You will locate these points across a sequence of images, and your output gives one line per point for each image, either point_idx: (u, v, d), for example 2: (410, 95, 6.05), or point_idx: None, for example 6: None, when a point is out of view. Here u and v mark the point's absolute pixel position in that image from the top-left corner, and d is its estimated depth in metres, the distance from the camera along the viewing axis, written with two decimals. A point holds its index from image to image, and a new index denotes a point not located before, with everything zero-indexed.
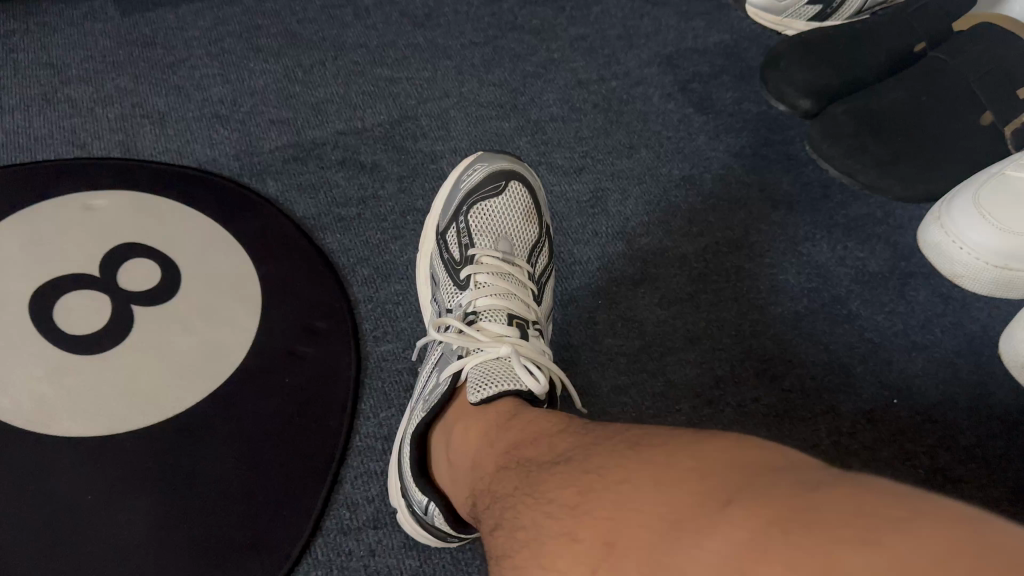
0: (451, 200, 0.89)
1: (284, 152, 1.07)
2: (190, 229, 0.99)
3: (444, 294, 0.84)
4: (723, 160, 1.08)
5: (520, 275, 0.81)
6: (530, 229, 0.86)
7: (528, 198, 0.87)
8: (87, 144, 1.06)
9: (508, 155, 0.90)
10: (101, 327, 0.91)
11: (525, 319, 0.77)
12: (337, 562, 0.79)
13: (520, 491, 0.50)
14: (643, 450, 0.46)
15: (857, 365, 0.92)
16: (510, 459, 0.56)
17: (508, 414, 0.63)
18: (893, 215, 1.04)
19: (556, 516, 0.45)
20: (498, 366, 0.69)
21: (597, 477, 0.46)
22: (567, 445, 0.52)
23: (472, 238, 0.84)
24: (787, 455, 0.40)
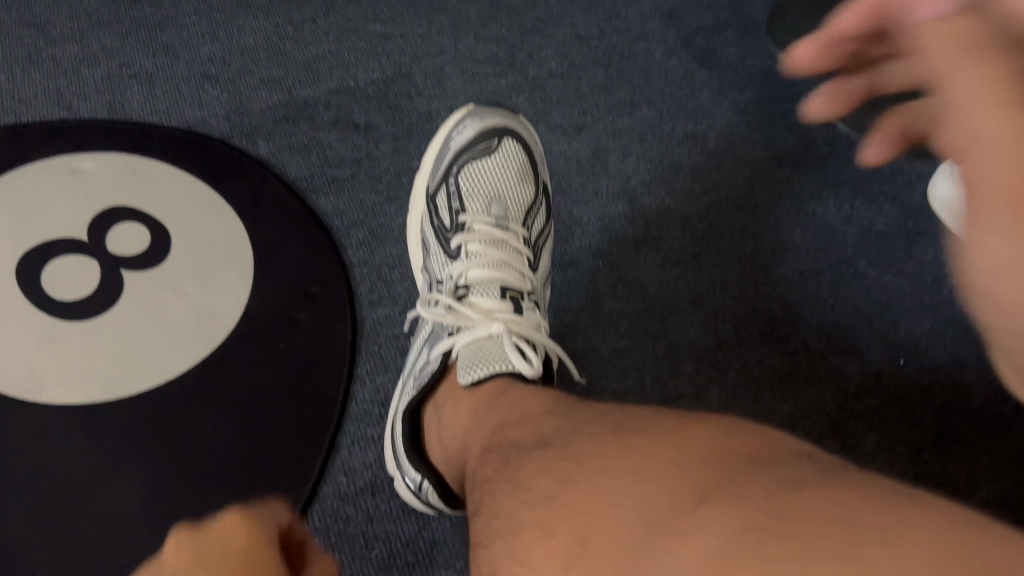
0: (441, 159, 0.85)
1: (275, 112, 1.04)
2: (179, 191, 0.96)
3: (435, 262, 0.81)
4: (727, 116, 1.05)
5: (514, 242, 0.79)
6: (525, 188, 0.83)
7: (521, 155, 0.84)
8: (74, 106, 1.03)
9: (501, 110, 0.86)
10: (90, 293, 0.89)
11: (518, 292, 0.76)
12: (335, 529, 0.78)
13: (500, 475, 0.49)
14: (638, 428, 0.45)
15: (863, 327, 0.90)
16: (495, 441, 0.55)
17: (498, 393, 0.62)
18: (901, 172, 1.01)
19: (533, 506, 0.44)
20: (491, 348, 0.68)
21: (575, 463, 0.45)
22: (551, 427, 0.51)
23: (463, 202, 0.82)
24: (766, 446, 0.40)
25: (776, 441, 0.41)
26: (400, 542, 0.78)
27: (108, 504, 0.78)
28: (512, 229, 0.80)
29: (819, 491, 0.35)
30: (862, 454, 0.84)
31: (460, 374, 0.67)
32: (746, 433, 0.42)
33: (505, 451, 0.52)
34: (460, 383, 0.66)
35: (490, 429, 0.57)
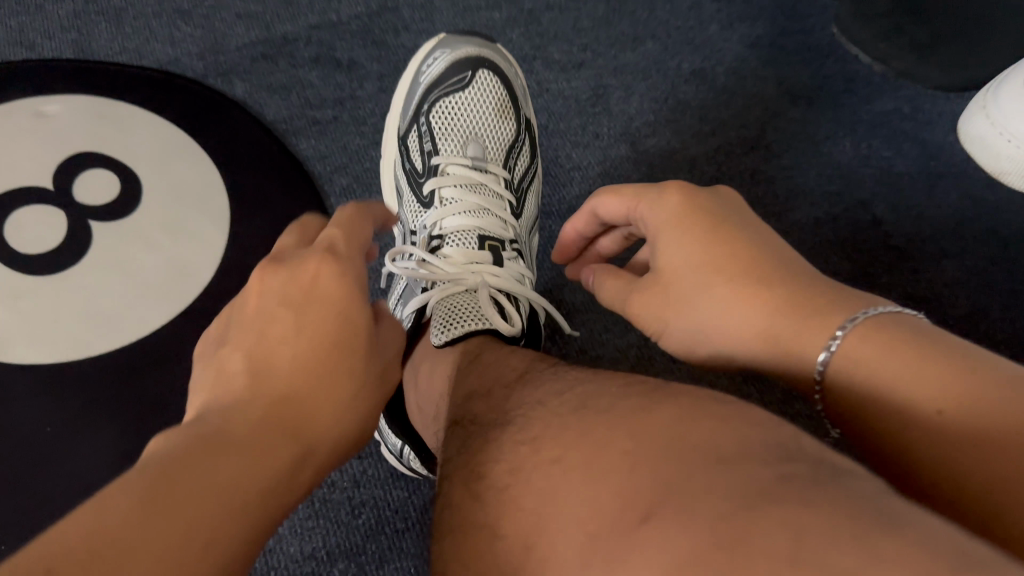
0: (412, 96, 0.78)
1: (252, 49, 0.97)
2: (149, 135, 0.90)
3: (409, 212, 0.76)
4: (737, 51, 0.97)
5: (492, 185, 0.73)
6: (505, 125, 0.77)
7: (498, 88, 0.77)
8: (37, 45, 0.95)
9: (474, 38, 0.79)
10: (55, 245, 0.83)
11: (498, 240, 0.70)
12: (319, 495, 0.71)
13: (459, 458, 0.44)
14: (617, 398, 0.39)
15: (881, 275, 0.85)
16: (463, 414, 0.49)
17: (468, 357, 0.57)
18: (922, 110, 0.93)
19: (486, 499, 0.38)
20: (467, 303, 0.62)
21: (532, 449, 0.38)
22: (517, 401, 0.45)
23: (436, 142, 0.75)
24: (737, 429, 0.31)
25: (764, 417, 0.32)
26: (388, 509, 0.71)
27: (82, 466, 0.74)
28: (490, 170, 0.74)
29: (777, 509, 0.26)
30: None
31: (433, 333, 0.61)
32: (720, 412, 0.33)
33: (470, 429, 0.46)
34: (434, 343, 0.60)
35: (458, 400, 0.52)
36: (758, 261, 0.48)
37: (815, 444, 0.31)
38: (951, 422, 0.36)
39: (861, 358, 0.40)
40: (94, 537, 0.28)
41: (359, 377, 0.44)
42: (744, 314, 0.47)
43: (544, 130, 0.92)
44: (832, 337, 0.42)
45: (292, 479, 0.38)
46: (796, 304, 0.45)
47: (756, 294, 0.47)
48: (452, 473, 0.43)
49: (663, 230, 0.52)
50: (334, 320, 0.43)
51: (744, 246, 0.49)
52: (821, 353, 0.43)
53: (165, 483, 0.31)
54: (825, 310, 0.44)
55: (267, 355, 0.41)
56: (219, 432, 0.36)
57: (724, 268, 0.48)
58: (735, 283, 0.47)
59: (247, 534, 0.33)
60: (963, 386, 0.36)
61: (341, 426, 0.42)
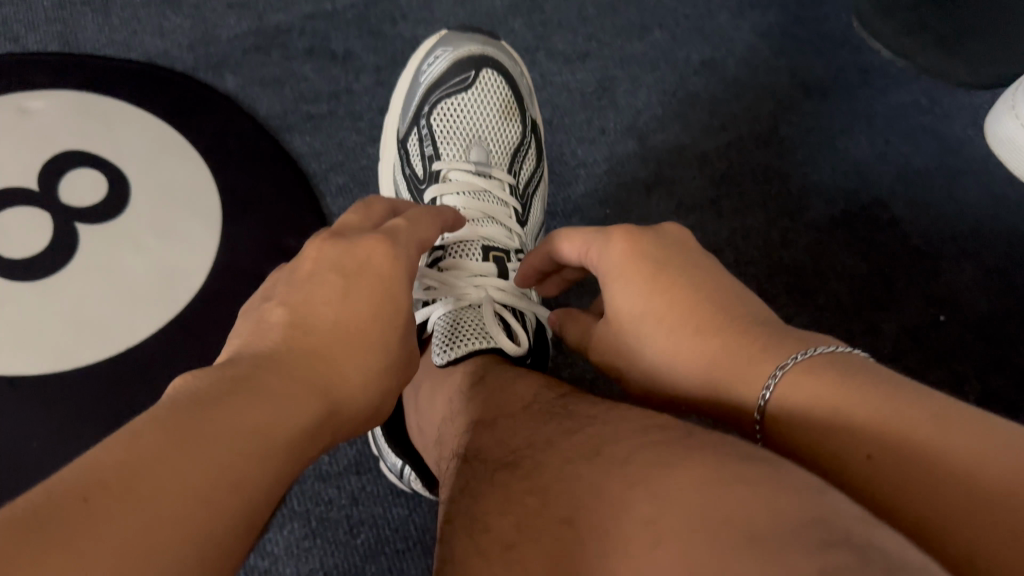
0: (413, 97, 0.75)
1: (244, 40, 0.93)
2: (137, 131, 0.86)
3: None
4: (749, 41, 0.93)
5: (496, 192, 0.70)
6: (509, 128, 0.74)
7: (502, 88, 0.74)
8: (20, 37, 0.90)
9: (477, 37, 0.76)
10: (41, 251, 0.79)
11: (503, 252, 0.66)
12: (316, 514, 0.69)
13: (461, 500, 0.41)
14: (634, 446, 0.35)
15: (899, 278, 0.82)
16: (468, 449, 0.46)
17: (472, 380, 0.53)
18: (941, 102, 0.90)
19: (488, 555, 0.35)
20: (472, 319, 0.59)
21: (542, 500, 0.35)
22: (525, 437, 0.42)
23: (437, 146, 0.72)
24: (769, 498, 0.29)
25: (799, 480, 0.30)
26: (388, 528, 0.70)
27: None
28: (494, 176, 0.71)
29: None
30: None
31: (435, 352, 0.57)
32: (749, 474, 0.30)
33: (474, 466, 0.43)
34: (436, 363, 0.57)
35: (462, 430, 0.49)
36: (701, 306, 0.47)
37: (853, 517, 0.28)
38: (884, 461, 0.35)
39: (797, 396, 0.39)
40: (109, 473, 0.27)
41: (398, 348, 0.43)
42: (687, 362, 0.46)
43: (548, 125, 0.88)
44: (766, 384, 0.41)
45: (320, 438, 0.36)
46: (734, 351, 0.44)
47: (696, 341, 0.46)
48: (454, 517, 0.40)
49: (610, 274, 0.50)
50: (382, 294, 0.42)
51: (688, 290, 0.48)
52: (757, 399, 0.41)
53: (189, 424, 0.30)
54: (762, 353, 0.42)
55: (310, 315, 0.40)
56: (253, 380, 0.34)
57: (666, 316, 0.47)
58: (679, 332, 0.46)
59: (270, 483, 0.32)
60: (897, 422, 0.35)
61: (375, 394, 0.41)
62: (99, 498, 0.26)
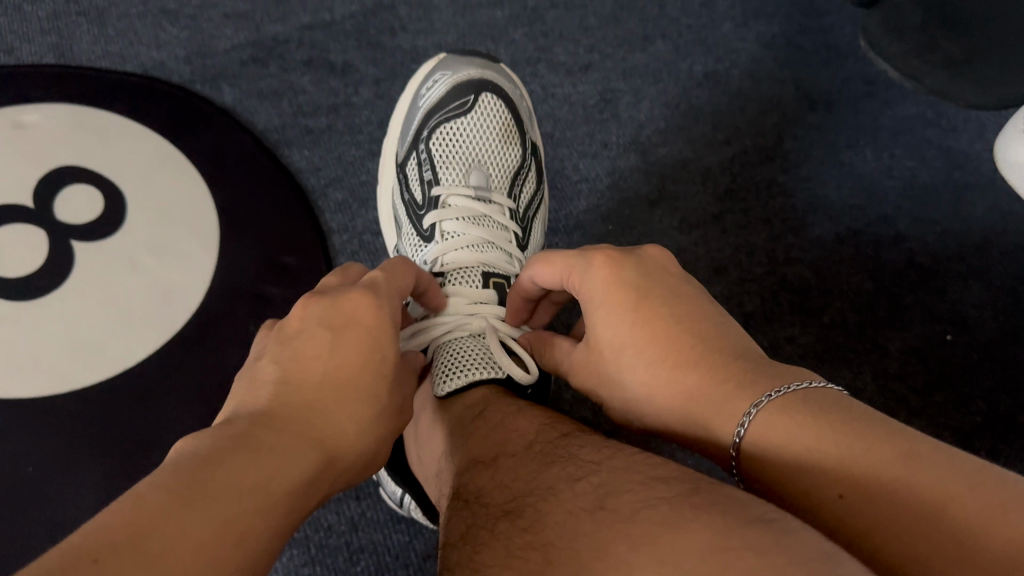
0: (412, 121, 0.74)
1: (242, 52, 0.91)
2: (133, 146, 0.85)
3: (408, 244, 0.71)
4: (753, 52, 0.92)
5: (496, 218, 0.69)
6: (509, 152, 0.73)
7: (502, 111, 0.73)
8: (15, 49, 0.89)
9: (477, 60, 0.75)
10: (37, 269, 0.78)
11: (503, 277, 0.66)
12: (315, 540, 0.69)
13: (459, 549, 0.39)
14: (640, 503, 0.34)
15: (906, 296, 0.81)
16: (465, 490, 0.44)
17: (472, 414, 0.52)
18: (947, 115, 0.89)
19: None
20: (471, 347, 0.58)
21: (544, 558, 0.34)
22: (527, 481, 0.41)
23: (436, 171, 0.71)
24: (782, 571, 0.27)
25: (814, 550, 0.29)
26: (388, 555, 0.70)
27: (64, 510, 0.70)
28: (494, 201, 0.70)
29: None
30: None
31: (436, 382, 0.56)
32: (761, 543, 0.29)
33: (474, 510, 0.41)
34: (437, 393, 0.56)
35: (461, 467, 0.47)
36: (682, 337, 0.45)
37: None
38: (860, 504, 0.34)
39: (770, 436, 0.38)
40: (120, 537, 0.27)
41: (388, 395, 0.43)
42: (665, 397, 0.45)
43: (550, 139, 0.87)
44: (741, 423, 0.40)
45: (317, 491, 0.36)
46: (711, 389, 0.42)
47: (674, 375, 0.44)
48: (452, 567, 0.38)
49: (591, 301, 0.49)
50: (372, 342, 0.42)
51: (670, 319, 0.46)
52: (732, 437, 0.40)
53: (195, 483, 0.30)
54: (742, 389, 0.41)
55: (301, 368, 0.40)
56: (251, 437, 0.34)
57: (646, 346, 0.46)
58: (657, 365, 0.45)
59: (273, 539, 0.32)
60: (869, 466, 0.34)
61: (368, 444, 0.41)
62: (113, 562, 0.26)
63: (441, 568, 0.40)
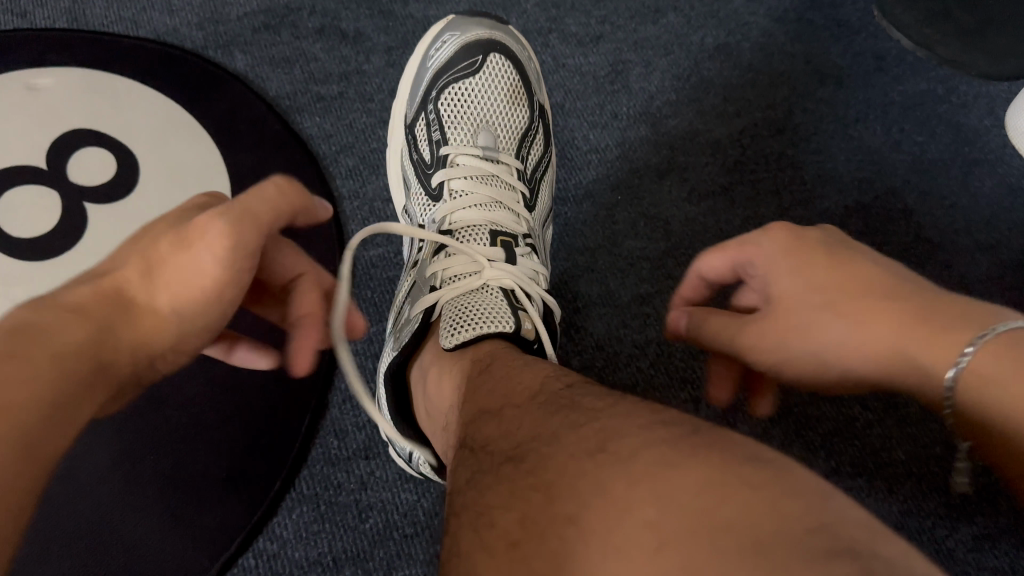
0: (419, 82, 0.75)
1: (254, 18, 0.91)
2: (146, 109, 0.85)
3: (417, 205, 0.72)
4: (764, 26, 0.92)
5: (504, 178, 0.70)
6: (517, 113, 0.73)
7: (510, 73, 0.73)
8: (29, 13, 0.89)
9: (485, 20, 0.75)
10: (50, 229, 0.79)
11: (510, 236, 0.66)
12: (325, 498, 0.70)
13: (465, 494, 0.40)
14: (640, 445, 0.35)
15: (913, 268, 0.82)
16: (470, 438, 0.45)
17: (480, 368, 0.53)
18: (957, 91, 0.88)
19: (493, 553, 0.34)
20: (477, 302, 0.59)
21: (545, 497, 0.35)
22: (531, 426, 0.42)
23: (444, 131, 0.72)
24: (776, 503, 0.29)
25: (807, 486, 0.30)
26: (397, 513, 0.71)
27: (75, 468, 0.68)
28: (501, 160, 0.71)
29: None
30: (908, 416, 0.77)
31: (442, 334, 0.58)
32: (756, 478, 0.30)
33: (480, 456, 0.42)
34: (443, 345, 0.57)
35: (468, 419, 0.48)
36: (886, 279, 0.48)
37: (860, 523, 0.28)
38: None
39: (989, 372, 0.40)
40: None
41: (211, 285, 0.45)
42: (862, 340, 0.46)
43: (560, 109, 0.87)
44: (962, 354, 0.42)
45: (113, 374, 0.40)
46: (916, 322, 0.45)
47: (880, 312, 0.46)
48: (458, 512, 0.39)
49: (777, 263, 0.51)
50: (182, 228, 0.46)
51: (873, 267, 0.49)
52: (949, 369, 0.42)
53: (1, 345, 0.35)
54: (950, 321, 0.43)
55: (121, 278, 0.43)
56: (58, 313, 0.39)
57: (851, 291, 0.48)
58: (866, 300, 0.47)
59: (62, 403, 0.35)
60: None
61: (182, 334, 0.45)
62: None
63: (447, 512, 0.41)
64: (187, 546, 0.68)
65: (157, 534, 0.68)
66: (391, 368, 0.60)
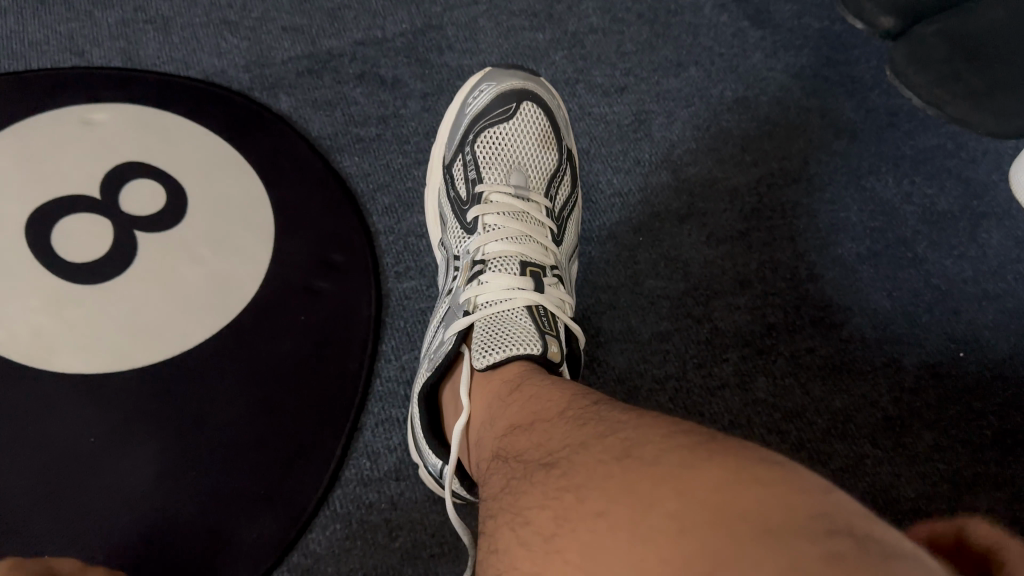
0: (457, 128, 0.80)
1: (298, 63, 0.97)
2: (195, 145, 0.90)
3: (451, 238, 0.76)
4: (781, 81, 0.97)
5: (535, 214, 0.73)
6: (547, 156, 0.78)
7: (542, 119, 0.78)
8: (86, 52, 0.95)
9: (520, 72, 0.80)
10: (102, 255, 0.83)
11: (539, 268, 0.69)
12: (357, 516, 0.74)
13: (501, 498, 0.43)
14: (663, 451, 0.37)
15: (922, 315, 0.84)
16: (507, 449, 0.48)
17: (512, 387, 0.56)
18: (966, 147, 0.93)
19: (531, 547, 0.37)
20: (509, 327, 0.62)
21: (576, 497, 0.37)
22: (560, 439, 0.44)
23: (479, 171, 0.76)
24: (784, 496, 0.31)
25: (812, 480, 0.32)
26: (425, 532, 0.74)
27: (117, 481, 0.73)
28: (532, 199, 0.75)
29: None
30: (916, 455, 0.78)
31: (475, 357, 0.61)
32: (767, 474, 0.33)
33: (517, 465, 0.45)
34: (476, 367, 0.61)
35: (504, 435, 0.51)
36: None
37: (860, 513, 0.30)
38: None
39: None
40: None
41: None
42: None
43: (586, 155, 0.91)
44: None
45: None
46: None
47: None
48: (495, 514, 0.42)
49: None
50: None
51: None
52: None
53: None
54: None
55: None
56: None
57: None
58: None
59: None
60: None
61: None
62: None
63: (484, 516, 0.44)
64: (227, 559, 0.71)
65: (200, 548, 0.72)
66: (426, 386, 0.63)
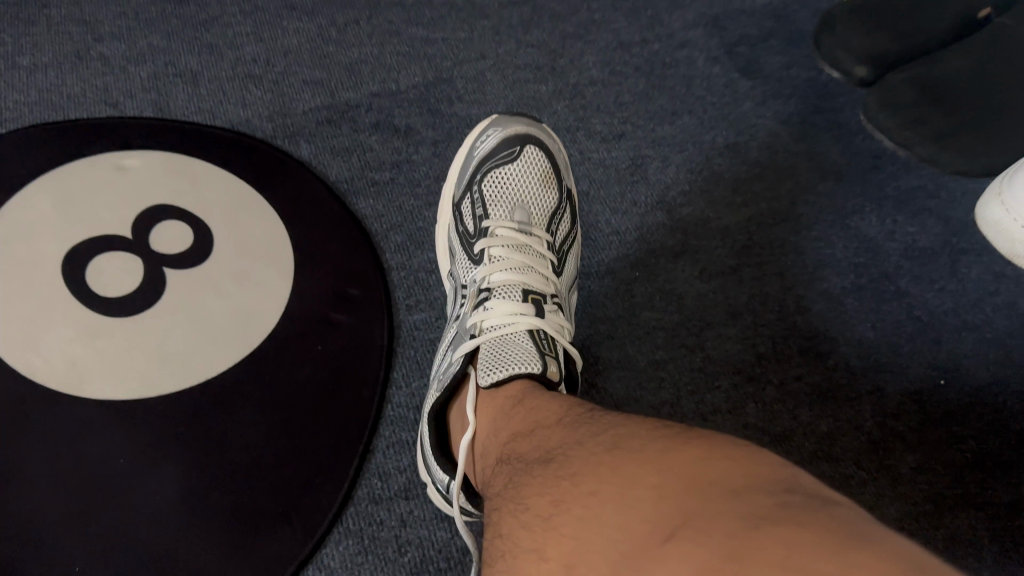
0: (466, 170, 0.86)
1: (317, 113, 1.04)
2: (221, 188, 0.97)
3: (459, 270, 0.82)
4: (770, 127, 1.03)
5: (537, 247, 0.79)
6: (549, 194, 0.83)
7: (544, 161, 0.84)
8: (121, 103, 1.03)
9: (525, 118, 0.86)
10: (133, 289, 0.89)
11: (540, 295, 0.75)
12: (368, 532, 0.78)
13: (504, 492, 0.48)
14: (647, 441, 0.42)
15: (905, 344, 0.89)
16: (511, 453, 0.53)
17: (514, 401, 0.61)
18: (946, 188, 0.99)
19: (529, 527, 0.42)
20: (511, 349, 0.67)
21: (570, 482, 0.42)
22: (557, 439, 0.49)
23: (486, 208, 0.82)
24: (748, 465, 0.36)
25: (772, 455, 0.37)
26: (432, 549, 0.79)
27: (143, 498, 0.78)
28: (534, 234, 0.81)
29: (777, 530, 0.31)
30: (900, 476, 0.82)
31: (480, 375, 0.66)
32: (733, 450, 0.38)
33: (519, 464, 0.50)
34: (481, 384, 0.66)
35: (507, 441, 0.56)
36: None
37: (810, 478, 0.35)
38: None
39: None
40: None
41: None
42: None
43: (586, 197, 0.97)
44: None
45: None
46: None
47: None
48: (499, 506, 0.47)
49: None
50: None
51: None
52: None
53: None
54: None
55: None
56: None
57: None
58: None
59: None
60: None
61: None
62: None
63: (489, 510, 0.48)
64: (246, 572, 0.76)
65: (221, 561, 0.76)
66: (435, 404, 0.68)
